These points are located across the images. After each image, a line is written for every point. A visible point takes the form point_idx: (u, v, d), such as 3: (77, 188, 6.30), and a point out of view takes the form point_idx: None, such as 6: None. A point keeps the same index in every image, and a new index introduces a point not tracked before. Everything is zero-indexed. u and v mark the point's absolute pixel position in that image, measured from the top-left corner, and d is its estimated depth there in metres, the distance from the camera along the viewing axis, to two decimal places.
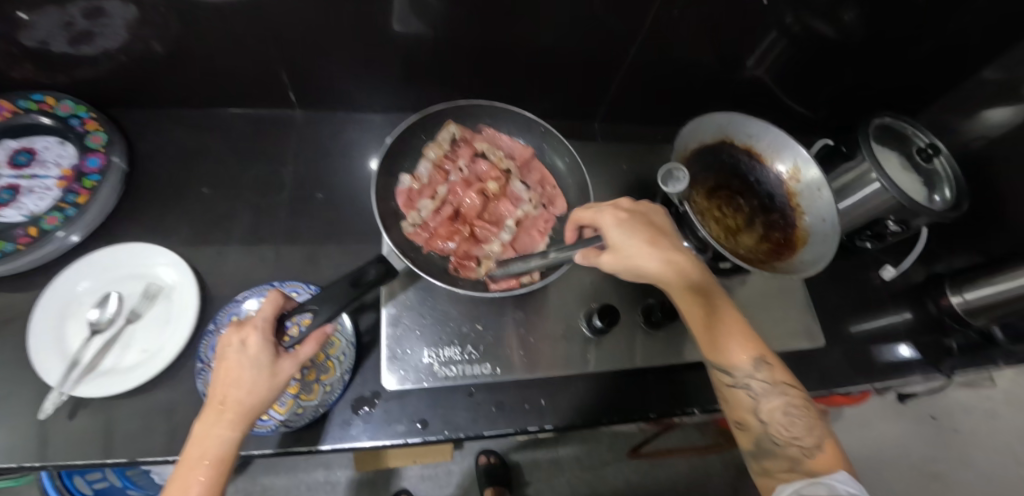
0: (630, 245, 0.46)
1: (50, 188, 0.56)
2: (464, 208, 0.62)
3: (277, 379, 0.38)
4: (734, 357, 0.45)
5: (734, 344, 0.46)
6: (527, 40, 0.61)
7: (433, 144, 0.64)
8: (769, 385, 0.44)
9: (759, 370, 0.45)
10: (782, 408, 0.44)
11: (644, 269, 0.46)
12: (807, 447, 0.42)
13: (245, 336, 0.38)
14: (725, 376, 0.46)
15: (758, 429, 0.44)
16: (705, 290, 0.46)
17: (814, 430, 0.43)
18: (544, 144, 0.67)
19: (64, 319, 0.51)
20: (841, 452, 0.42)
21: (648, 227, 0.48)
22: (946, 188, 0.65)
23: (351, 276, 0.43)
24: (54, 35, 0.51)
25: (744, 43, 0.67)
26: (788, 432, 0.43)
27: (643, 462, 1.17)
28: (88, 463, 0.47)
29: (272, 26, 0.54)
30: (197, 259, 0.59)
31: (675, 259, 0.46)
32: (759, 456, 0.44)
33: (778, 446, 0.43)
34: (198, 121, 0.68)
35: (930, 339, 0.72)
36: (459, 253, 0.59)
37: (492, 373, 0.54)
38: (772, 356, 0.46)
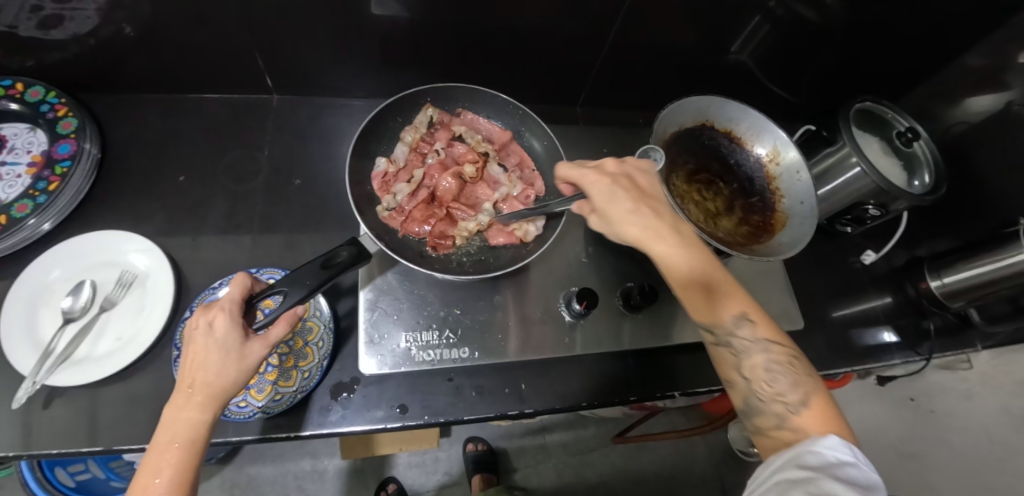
0: (611, 206, 0.45)
1: (19, 175, 0.55)
2: (440, 191, 0.62)
3: (246, 361, 0.38)
4: (717, 317, 0.44)
5: (718, 302, 0.44)
6: (508, 22, 0.60)
7: (409, 127, 0.64)
8: (751, 342, 0.43)
9: (740, 328, 0.43)
10: (763, 365, 0.42)
11: (627, 233, 0.46)
12: (791, 403, 0.40)
13: (213, 319, 0.38)
14: (710, 335, 0.45)
15: (743, 387, 0.43)
16: (690, 249, 0.45)
17: (800, 386, 0.41)
18: (524, 128, 0.67)
19: (37, 308, 0.50)
20: (833, 407, 0.39)
21: (632, 191, 0.46)
22: (925, 173, 0.65)
23: (323, 258, 0.44)
24: (19, 19, 0.50)
25: (727, 27, 0.67)
26: (771, 388, 0.41)
27: (629, 448, 1.19)
28: (63, 453, 0.47)
29: (247, 8, 0.53)
30: (173, 246, 0.58)
31: (655, 224, 0.45)
32: (748, 416, 0.43)
33: (762, 402, 0.41)
34: (173, 107, 0.67)
35: (907, 323, 0.74)
36: (434, 234, 0.59)
37: (471, 357, 0.54)
38: (757, 313, 0.44)
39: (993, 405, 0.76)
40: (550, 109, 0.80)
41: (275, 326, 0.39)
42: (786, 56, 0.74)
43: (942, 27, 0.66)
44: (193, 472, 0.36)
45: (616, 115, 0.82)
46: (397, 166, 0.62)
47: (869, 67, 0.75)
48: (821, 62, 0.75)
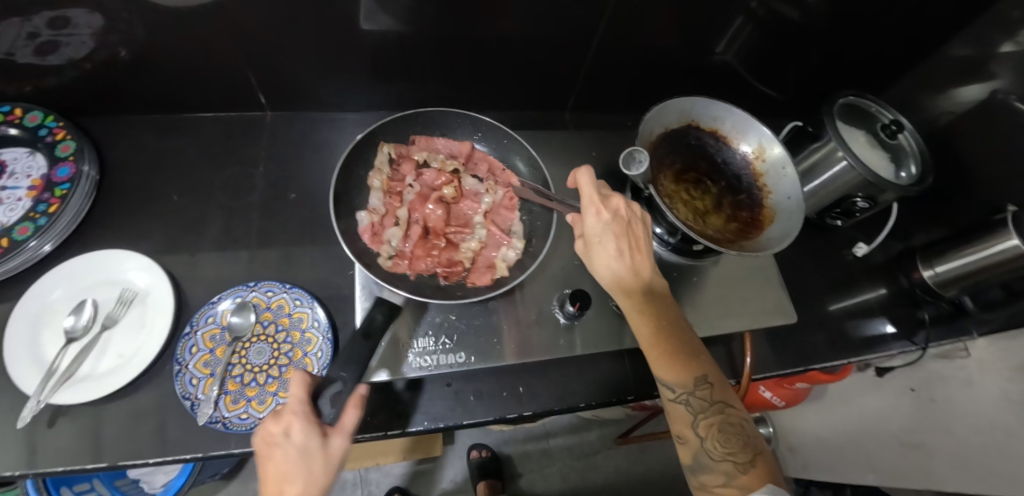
0: (603, 242, 0.49)
1: (20, 198, 0.56)
2: (431, 222, 0.61)
3: (331, 460, 0.41)
4: (681, 376, 0.46)
5: (685, 364, 0.46)
6: (495, 32, 0.62)
7: (374, 172, 0.63)
8: (706, 405, 0.45)
9: (700, 389, 0.46)
10: (718, 425, 0.45)
11: (606, 276, 0.50)
12: (740, 463, 0.44)
13: (292, 427, 0.40)
14: (668, 391, 0.47)
15: (696, 444, 0.45)
16: (658, 307, 0.49)
17: (747, 447, 0.44)
18: (478, 130, 0.68)
19: (39, 328, 0.51)
20: (770, 467, 0.44)
21: (622, 236, 0.49)
22: (912, 164, 0.66)
23: (363, 327, 0.49)
24: (16, 46, 0.51)
25: (711, 29, 0.68)
26: (723, 448, 0.44)
27: (632, 449, 1.19)
28: (69, 470, 0.48)
29: (238, 26, 0.55)
30: (172, 264, 0.59)
31: (633, 276, 0.49)
32: (697, 472, 0.45)
33: (712, 461, 0.44)
34: (169, 126, 0.68)
35: (902, 312, 0.75)
36: (443, 263, 0.59)
37: (467, 362, 0.53)
38: (714, 374, 0.47)
39: (993, 392, 0.76)
40: (540, 115, 0.81)
41: (347, 415, 0.43)
42: (771, 55, 0.75)
43: (921, 19, 0.68)
44: None
45: (605, 119, 0.84)
46: (379, 214, 0.61)
47: (853, 60, 0.77)
48: (804, 58, 0.76)
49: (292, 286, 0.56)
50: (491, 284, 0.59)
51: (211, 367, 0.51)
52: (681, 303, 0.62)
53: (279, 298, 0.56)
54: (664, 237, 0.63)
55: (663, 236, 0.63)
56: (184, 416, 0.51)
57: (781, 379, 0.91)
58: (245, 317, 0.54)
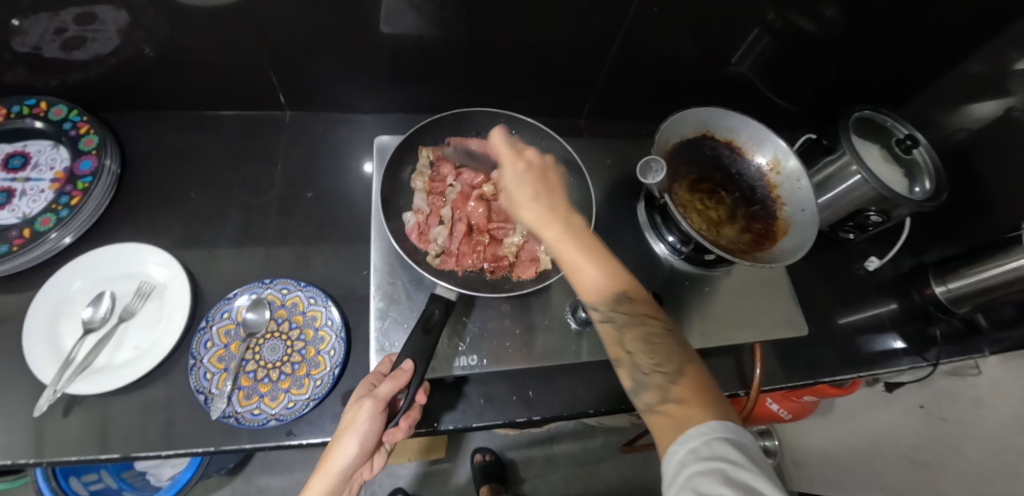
0: (517, 187, 0.46)
1: (43, 190, 0.57)
2: (474, 219, 0.60)
3: (359, 415, 0.43)
4: (603, 293, 0.42)
5: (606, 280, 0.42)
6: (513, 38, 0.63)
7: (416, 174, 0.63)
8: (631, 319, 0.41)
9: (622, 304, 0.42)
10: (645, 339, 0.41)
11: (522, 216, 0.45)
12: (670, 375, 0.39)
13: (360, 387, 0.46)
14: (594, 314, 0.43)
15: (629, 363, 0.41)
16: (576, 231, 0.43)
17: (680, 358, 0.40)
18: (513, 127, 0.67)
19: (58, 318, 0.52)
20: (706, 379, 0.39)
21: (538, 177, 0.46)
22: (926, 180, 0.66)
23: (421, 322, 0.48)
24: (43, 41, 0.53)
25: (728, 40, 0.68)
26: (653, 361, 0.40)
27: (636, 458, 1.18)
28: (82, 460, 0.48)
29: (259, 26, 0.56)
30: (188, 259, 0.60)
31: (554, 210, 0.44)
32: (635, 394, 0.40)
33: (645, 376, 0.40)
34: (189, 123, 0.69)
35: (914, 329, 0.74)
36: (490, 260, 0.59)
37: (480, 364, 0.53)
38: (637, 289, 0.43)
39: (1003, 412, 0.75)
40: (555, 122, 0.82)
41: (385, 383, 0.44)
42: (788, 68, 0.75)
43: (938, 33, 0.68)
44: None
45: (620, 127, 0.84)
46: (424, 213, 0.61)
47: (868, 74, 0.77)
48: (820, 70, 0.76)
49: (308, 284, 0.57)
50: (536, 277, 0.59)
51: (225, 362, 0.52)
52: (691, 313, 0.62)
53: (294, 296, 0.56)
54: (677, 245, 0.64)
55: (676, 244, 0.64)
56: (197, 409, 0.51)
57: (789, 393, 0.91)
58: (260, 314, 0.54)
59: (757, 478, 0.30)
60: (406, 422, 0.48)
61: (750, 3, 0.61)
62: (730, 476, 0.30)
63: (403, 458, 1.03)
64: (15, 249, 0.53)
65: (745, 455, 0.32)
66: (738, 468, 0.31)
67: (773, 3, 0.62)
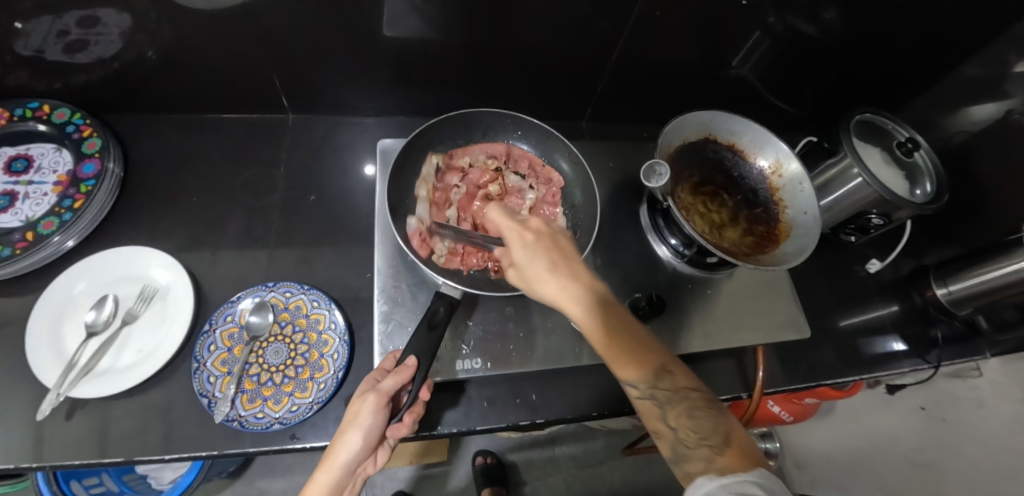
0: (530, 263, 0.44)
1: (46, 193, 0.57)
2: (480, 219, 0.61)
3: (363, 408, 0.44)
4: (642, 374, 0.43)
5: (643, 363, 0.43)
6: (515, 41, 0.63)
7: (420, 181, 0.63)
8: (670, 394, 0.43)
9: (663, 381, 0.43)
10: (687, 412, 0.43)
11: (545, 296, 0.44)
12: (716, 446, 0.41)
13: (364, 382, 0.47)
14: (632, 391, 0.44)
15: (671, 436, 0.43)
16: (606, 310, 0.43)
17: (721, 427, 0.42)
18: (519, 128, 0.67)
19: (60, 321, 0.52)
20: (749, 446, 0.42)
21: (551, 249, 0.45)
22: (927, 182, 0.66)
23: (425, 320, 0.49)
24: (46, 44, 0.53)
25: (729, 44, 0.69)
26: (697, 434, 0.42)
27: (637, 460, 1.18)
28: (85, 463, 0.48)
29: (261, 29, 0.56)
30: (190, 261, 0.60)
31: (573, 287, 0.43)
32: (678, 464, 0.42)
33: (688, 450, 0.42)
34: (191, 126, 0.70)
35: (915, 331, 0.74)
36: (495, 258, 0.59)
37: (484, 367, 0.53)
38: (673, 362, 0.45)
39: None
40: (557, 125, 0.82)
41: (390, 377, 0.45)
42: (789, 71, 0.75)
43: (938, 36, 0.68)
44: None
45: (621, 130, 0.84)
46: (427, 220, 0.59)
47: (868, 78, 0.77)
48: (821, 73, 0.76)
49: (312, 287, 0.57)
50: None
51: (229, 365, 0.52)
52: (693, 315, 0.62)
53: (297, 299, 0.56)
54: (679, 248, 0.64)
55: (678, 247, 0.64)
56: (200, 413, 0.51)
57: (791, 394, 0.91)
58: (263, 317, 0.54)
59: None
60: (410, 416, 0.47)
61: (751, 6, 0.61)
62: None
63: (403, 461, 1.03)
64: (17, 252, 0.53)
65: (772, 493, 0.37)
66: None
67: (774, 6, 0.62)
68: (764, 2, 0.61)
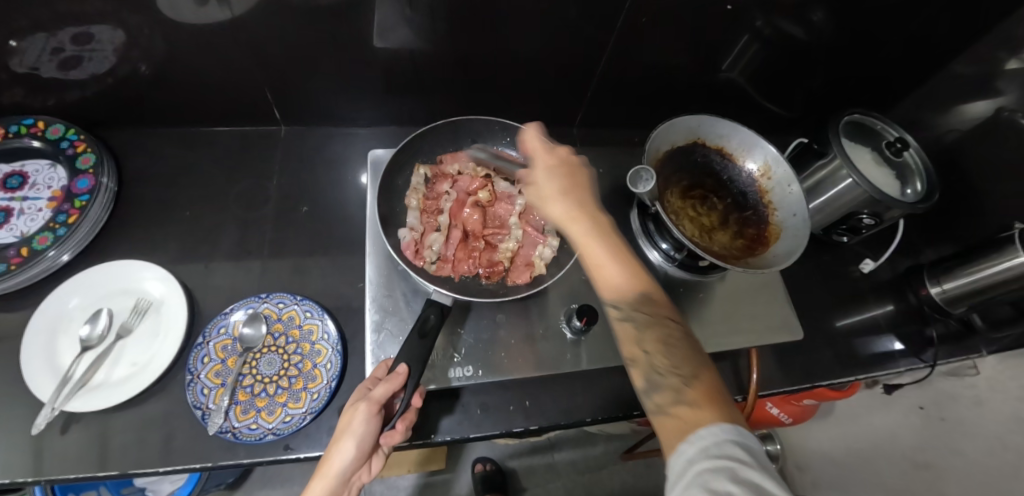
0: (547, 184, 0.48)
1: (41, 209, 0.58)
2: (470, 226, 0.61)
3: (355, 417, 0.44)
4: (623, 290, 0.43)
5: (627, 279, 0.43)
6: (504, 49, 0.63)
7: (410, 192, 0.63)
8: (650, 318, 0.42)
9: (643, 304, 0.42)
10: (662, 339, 0.41)
11: (551, 212, 0.48)
12: (685, 378, 0.39)
13: (356, 391, 0.47)
14: (612, 311, 0.43)
15: (645, 362, 0.42)
16: (602, 228, 0.45)
17: (696, 363, 0.40)
18: (507, 135, 0.67)
19: (56, 335, 0.52)
20: (720, 387, 0.39)
21: (570, 177, 0.49)
22: (917, 181, 0.67)
23: (416, 328, 0.49)
24: (41, 61, 0.54)
25: (718, 48, 0.69)
26: (670, 362, 0.40)
27: (638, 465, 1.18)
28: (80, 477, 0.48)
29: (253, 42, 0.56)
30: (185, 274, 0.60)
31: (580, 208, 0.47)
32: (647, 393, 0.41)
33: (660, 377, 0.40)
34: (185, 139, 0.70)
35: (911, 330, 0.74)
36: (485, 265, 0.59)
37: (475, 374, 0.54)
38: (658, 292, 0.43)
39: None
40: (549, 131, 0.83)
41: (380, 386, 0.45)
42: (779, 73, 0.76)
43: (926, 36, 0.68)
44: None
45: (613, 135, 0.85)
46: (419, 231, 0.60)
47: (857, 79, 0.78)
48: (810, 75, 0.76)
49: (304, 298, 0.57)
50: (530, 282, 0.58)
51: (222, 377, 0.52)
52: (687, 318, 0.63)
53: (290, 309, 0.57)
54: (670, 252, 0.64)
55: (670, 251, 0.64)
56: (195, 424, 0.51)
57: (789, 396, 0.91)
58: (257, 328, 0.55)
59: (766, 478, 0.31)
60: (402, 424, 0.48)
61: (739, 10, 0.62)
62: (739, 475, 0.31)
63: (401, 470, 1.03)
64: (12, 268, 0.54)
65: (746, 450, 0.33)
66: (746, 467, 0.32)
67: (762, 10, 0.63)
68: (751, 6, 0.61)
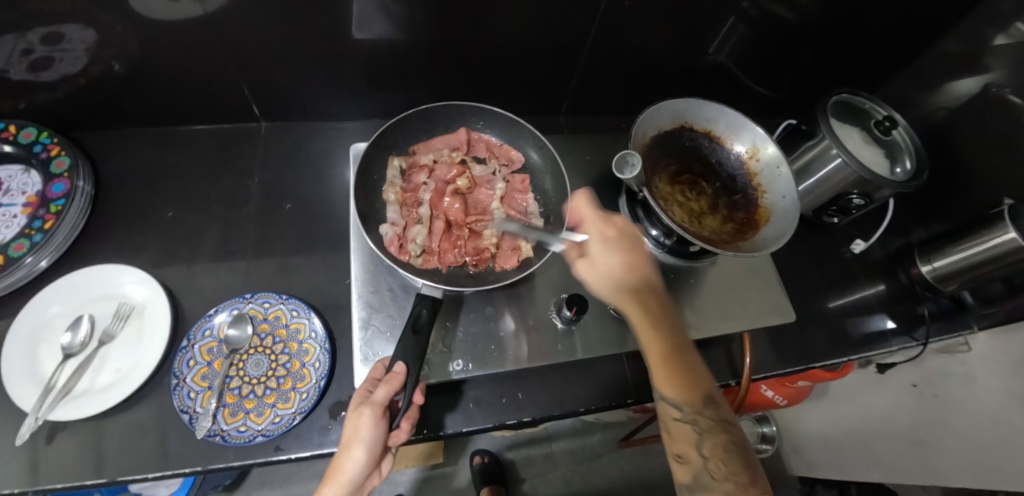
0: (605, 258, 0.49)
1: (16, 215, 0.56)
2: (452, 215, 0.60)
3: (360, 424, 0.42)
4: (686, 389, 0.44)
5: (689, 378, 0.45)
6: (487, 38, 0.62)
7: (388, 185, 0.61)
8: (711, 422, 0.44)
9: (704, 407, 0.44)
10: (723, 444, 0.43)
11: (609, 292, 0.48)
12: (743, 485, 0.41)
13: (355, 394, 0.45)
14: (673, 410, 0.45)
15: (697, 464, 0.43)
16: (666, 316, 0.48)
17: (751, 468, 0.42)
18: (480, 118, 0.66)
19: (36, 344, 0.51)
20: None
21: (630, 251, 0.50)
22: (907, 159, 0.66)
23: (409, 323, 0.47)
24: (9, 63, 0.52)
25: (705, 31, 0.68)
26: (725, 469, 0.42)
27: (636, 451, 1.19)
28: (67, 486, 0.48)
29: (231, 38, 0.55)
30: (168, 277, 0.59)
31: (640, 289, 0.48)
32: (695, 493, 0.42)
33: (713, 482, 0.41)
34: (164, 139, 0.69)
35: (903, 309, 0.74)
36: (473, 253, 0.58)
37: (466, 368, 0.53)
38: (719, 393, 0.45)
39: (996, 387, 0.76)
40: (535, 120, 0.82)
41: (380, 390, 0.43)
42: (766, 55, 0.75)
43: (913, 13, 0.68)
44: None
45: (601, 122, 0.84)
46: (400, 225, 0.59)
47: (845, 58, 0.77)
48: (798, 55, 0.76)
49: (290, 296, 0.56)
50: (518, 266, 0.58)
51: (209, 380, 0.51)
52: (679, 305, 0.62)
53: (276, 309, 0.56)
54: (659, 239, 0.63)
55: (659, 238, 0.62)
56: (183, 429, 0.51)
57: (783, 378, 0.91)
58: (242, 329, 0.54)
59: None
60: (407, 422, 0.47)
61: None
62: None
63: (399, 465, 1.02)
64: None
65: None
66: None
67: None
68: None
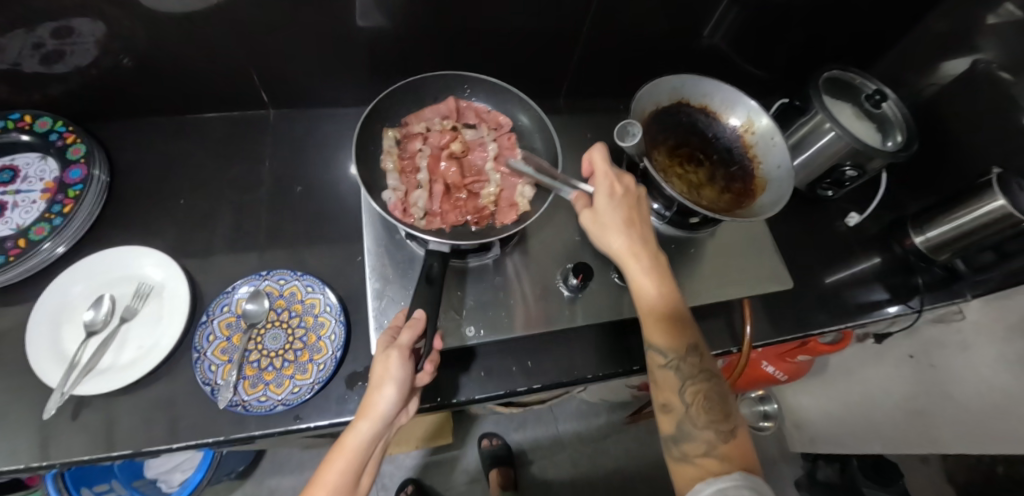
0: (610, 214, 0.50)
1: (35, 201, 0.58)
2: (450, 179, 0.61)
3: (390, 363, 0.44)
4: (675, 341, 0.47)
5: (679, 331, 0.47)
6: (487, 24, 0.64)
7: (384, 156, 0.63)
8: (695, 372, 0.46)
9: (690, 357, 0.47)
10: (704, 393, 0.46)
11: (609, 246, 0.50)
12: (722, 433, 0.44)
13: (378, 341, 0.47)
14: (660, 358, 0.47)
15: (680, 411, 0.46)
16: (661, 271, 0.49)
17: (730, 417, 0.45)
18: (466, 85, 0.68)
19: (59, 323, 0.53)
20: (749, 448, 0.45)
21: (633, 209, 0.51)
22: (897, 133, 0.68)
23: (423, 274, 0.50)
24: (23, 56, 0.54)
25: (700, 14, 0.70)
26: (706, 417, 0.45)
27: (641, 432, 1.20)
28: (93, 458, 0.49)
29: (237, 29, 0.57)
30: (183, 259, 0.61)
31: (641, 245, 0.49)
32: (677, 440, 0.45)
33: (695, 429, 0.45)
34: (174, 128, 0.70)
35: (899, 279, 0.76)
36: (474, 212, 0.59)
37: (478, 334, 0.55)
38: (704, 346, 0.48)
39: None
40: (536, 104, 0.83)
41: (406, 332, 0.45)
42: (759, 37, 0.77)
43: None
44: (356, 469, 0.44)
45: (600, 105, 0.86)
46: (401, 190, 0.60)
47: (835, 37, 0.79)
48: (789, 36, 0.78)
49: (304, 273, 0.58)
50: (518, 220, 0.59)
51: (229, 353, 0.53)
52: (680, 276, 0.64)
53: (291, 285, 0.57)
54: (661, 211, 0.65)
55: (661, 210, 0.65)
56: (203, 402, 0.52)
57: (783, 353, 0.93)
58: (260, 304, 0.56)
59: None
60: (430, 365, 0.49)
61: None
62: None
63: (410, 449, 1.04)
64: (11, 260, 0.54)
65: None
66: None
67: None
68: None
